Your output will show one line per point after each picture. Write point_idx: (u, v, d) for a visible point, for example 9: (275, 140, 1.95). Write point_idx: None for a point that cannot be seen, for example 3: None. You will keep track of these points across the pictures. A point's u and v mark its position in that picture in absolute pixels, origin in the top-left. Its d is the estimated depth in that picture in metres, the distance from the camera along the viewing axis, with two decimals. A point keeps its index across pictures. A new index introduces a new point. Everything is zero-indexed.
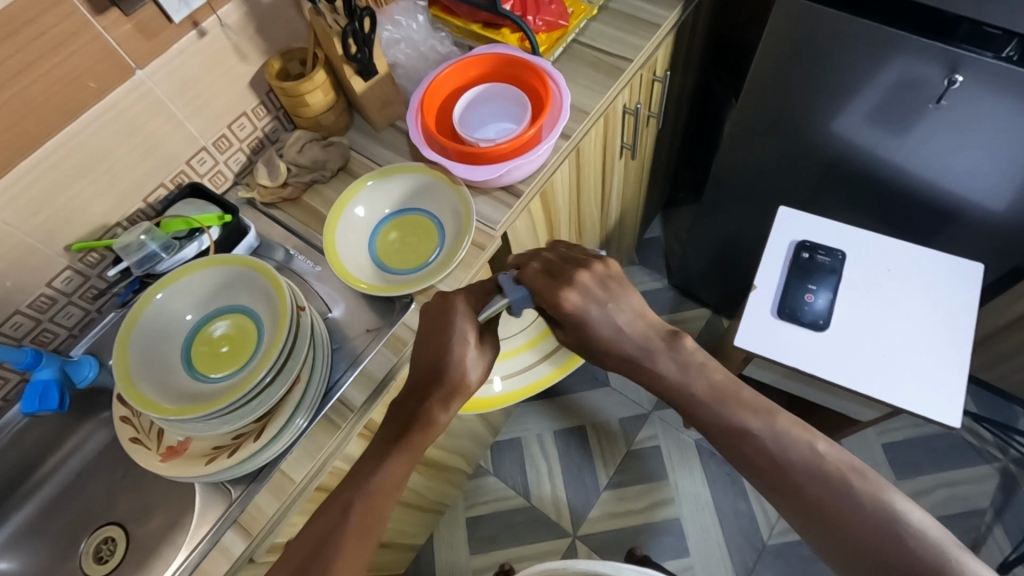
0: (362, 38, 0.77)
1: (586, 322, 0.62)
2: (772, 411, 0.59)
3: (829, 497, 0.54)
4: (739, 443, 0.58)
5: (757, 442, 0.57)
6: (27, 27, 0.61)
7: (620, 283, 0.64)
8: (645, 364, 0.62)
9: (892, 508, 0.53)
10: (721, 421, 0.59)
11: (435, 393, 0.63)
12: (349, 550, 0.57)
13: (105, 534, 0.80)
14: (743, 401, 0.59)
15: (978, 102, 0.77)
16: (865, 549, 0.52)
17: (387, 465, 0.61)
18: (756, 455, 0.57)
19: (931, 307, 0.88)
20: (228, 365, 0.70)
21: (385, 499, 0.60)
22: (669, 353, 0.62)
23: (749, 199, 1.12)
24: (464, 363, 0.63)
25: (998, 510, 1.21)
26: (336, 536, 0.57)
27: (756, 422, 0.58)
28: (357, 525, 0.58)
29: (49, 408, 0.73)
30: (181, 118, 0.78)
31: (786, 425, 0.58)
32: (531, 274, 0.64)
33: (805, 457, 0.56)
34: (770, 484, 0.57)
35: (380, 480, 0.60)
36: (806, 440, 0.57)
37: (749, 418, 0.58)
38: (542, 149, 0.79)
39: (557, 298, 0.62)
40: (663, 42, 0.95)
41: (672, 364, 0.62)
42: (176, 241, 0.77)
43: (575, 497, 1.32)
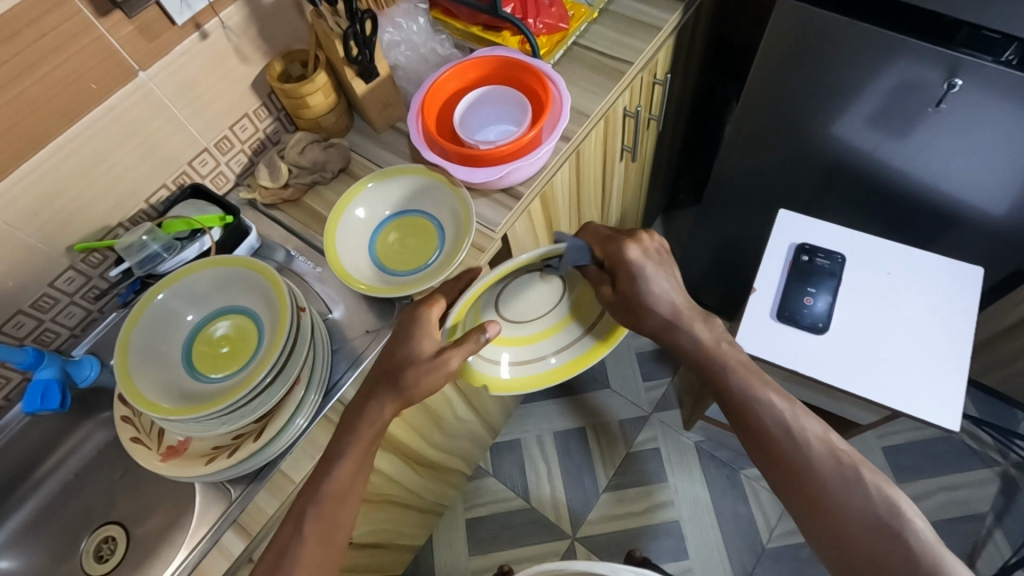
0: (362, 40, 0.78)
1: (641, 274, 0.71)
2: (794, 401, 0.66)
3: (830, 484, 0.60)
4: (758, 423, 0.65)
5: (779, 427, 0.65)
6: (27, 29, 0.62)
7: (668, 256, 0.74)
8: (681, 328, 0.72)
9: (891, 500, 0.58)
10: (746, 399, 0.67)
11: (382, 392, 0.65)
12: (305, 554, 0.62)
13: (106, 533, 0.80)
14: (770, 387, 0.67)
15: (977, 107, 0.77)
16: (854, 533, 0.58)
17: (337, 468, 0.64)
18: (773, 436, 0.64)
19: (929, 310, 0.88)
20: (228, 365, 0.70)
21: (339, 500, 0.64)
22: (706, 325, 0.72)
23: (750, 202, 1.12)
24: (419, 370, 0.63)
25: (999, 515, 1.21)
26: (291, 542, 0.62)
27: (780, 403, 0.66)
28: (316, 527, 0.63)
29: (49, 408, 0.74)
30: (182, 120, 0.79)
31: (806, 419, 0.65)
32: (595, 228, 0.78)
33: (821, 445, 0.63)
34: (778, 464, 0.64)
35: (331, 487, 0.63)
36: (823, 434, 0.64)
37: (775, 398, 0.66)
38: (541, 151, 0.79)
39: (620, 248, 0.73)
40: (663, 45, 0.95)
41: (707, 333, 0.72)
42: (177, 242, 0.78)
43: (575, 499, 1.32)
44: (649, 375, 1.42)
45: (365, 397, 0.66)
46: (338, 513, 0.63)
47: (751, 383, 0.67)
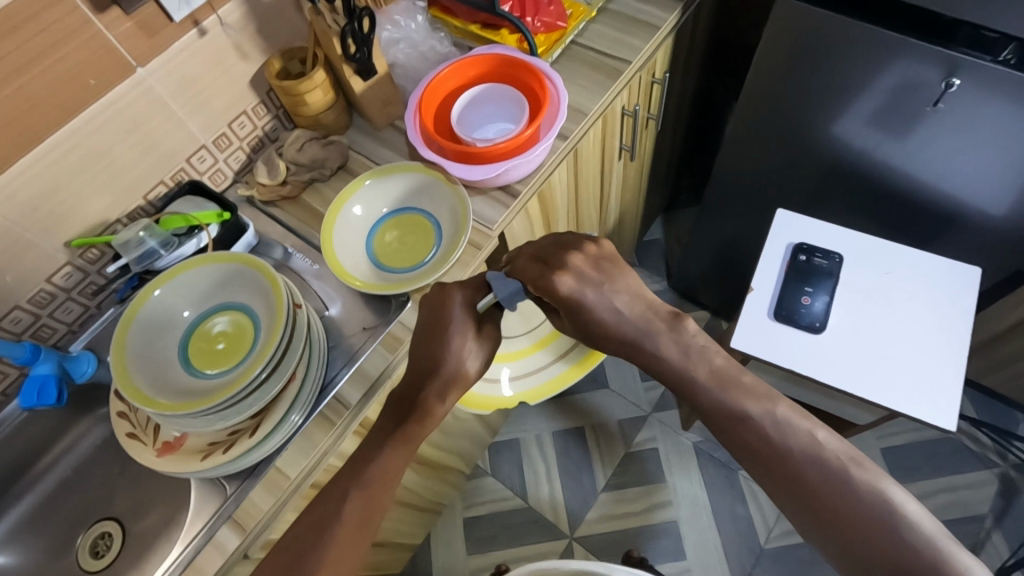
0: (360, 37, 0.78)
1: (592, 297, 0.59)
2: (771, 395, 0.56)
3: (828, 491, 0.53)
4: (738, 429, 0.56)
5: (758, 431, 0.56)
6: (26, 25, 0.62)
7: (615, 263, 0.61)
8: (647, 347, 0.59)
9: (891, 502, 0.52)
10: (721, 407, 0.57)
11: (432, 381, 0.62)
12: (342, 541, 0.57)
13: (103, 529, 0.80)
14: (742, 384, 0.58)
15: (976, 105, 0.77)
16: (860, 543, 0.51)
17: (383, 455, 0.60)
18: (755, 441, 0.55)
19: (926, 310, 0.88)
20: (225, 361, 0.70)
21: (382, 489, 0.60)
22: (672, 334, 0.59)
23: (748, 201, 1.12)
24: (468, 355, 0.62)
25: (998, 516, 1.20)
26: (329, 527, 0.57)
27: (755, 407, 0.56)
28: (356, 515, 0.58)
29: (47, 403, 0.75)
30: (181, 116, 0.79)
31: (789, 417, 0.56)
32: (523, 264, 0.61)
33: (806, 445, 0.55)
34: (768, 473, 0.55)
35: (377, 470, 0.60)
36: (808, 429, 0.56)
37: (752, 404, 0.56)
38: (539, 148, 0.79)
39: (548, 282, 0.58)
40: (662, 43, 0.95)
41: (673, 346, 0.59)
42: (175, 239, 0.78)
43: (573, 499, 1.32)
44: (647, 375, 1.42)
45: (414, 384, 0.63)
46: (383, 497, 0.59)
47: (719, 381, 0.58)
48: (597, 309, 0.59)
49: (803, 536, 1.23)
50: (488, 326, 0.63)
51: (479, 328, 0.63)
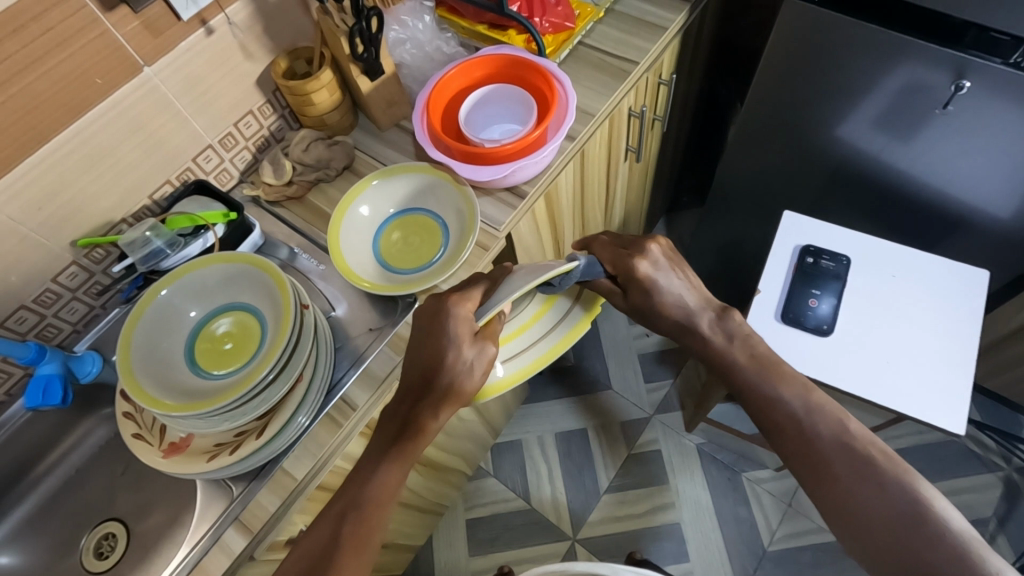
0: (368, 37, 0.77)
1: (659, 280, 0.67)
2: (808, 387, 0.63)
3: (848, 469, 0.58)
4: (770, 411, 0.63)
5: (791, 414, 0.62)
6: (32, 24, 0.62)
7: (680, 256, 0.70)
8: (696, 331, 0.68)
9: (912, 487, 0.56)
10: (760, 390, 0.64)
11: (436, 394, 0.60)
12: (345, 563, 0.57)
13: (106, 530, 0.80)
14: (783, 376, 0.64)
15: (984, 107, 0.77)
16: (873, 523, 0.55)
17: (382, 474, 0.60)
18: (786, 425, 0.62)
19: (933, 313, 0.88)
20: (231, 362, 0.70)
21: (380, 508, 0.60)
22: (717, 322, 0.68)
23: (753, 203, 1.12)
24: (464, 366, 0.59)
25: (1002, 519, 1.20)
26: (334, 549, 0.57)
27: (791, 395, 0.63)
28: (351, 537, 0.58)
29: (51, 403, 0.74)
30: (187, 116, 0.78)
31: (825, 410, 0.62)
32: (602, 246, 0.71)
33: (835, 432, 0.60)
34: (797, 454, 0.61)
35: (375, 488, 0.60)
36: (838, 419, 0.61)
37: (786, 388, 0.63)
38: (547, 150, 0.78)
39: (629, 263, 0.67)
40: (669, 45, 0.95)
41: (718, 333, 0.68)
42: (180, 239, 0.78)
43: (576, 501, 1.31)
44: (650, 376, 1.42)
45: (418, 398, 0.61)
46: (380, 518, 0.59)
47: (765, 377, 0.65)
48: (665, 291, 0.67)
49: (806, 539, 1.23)
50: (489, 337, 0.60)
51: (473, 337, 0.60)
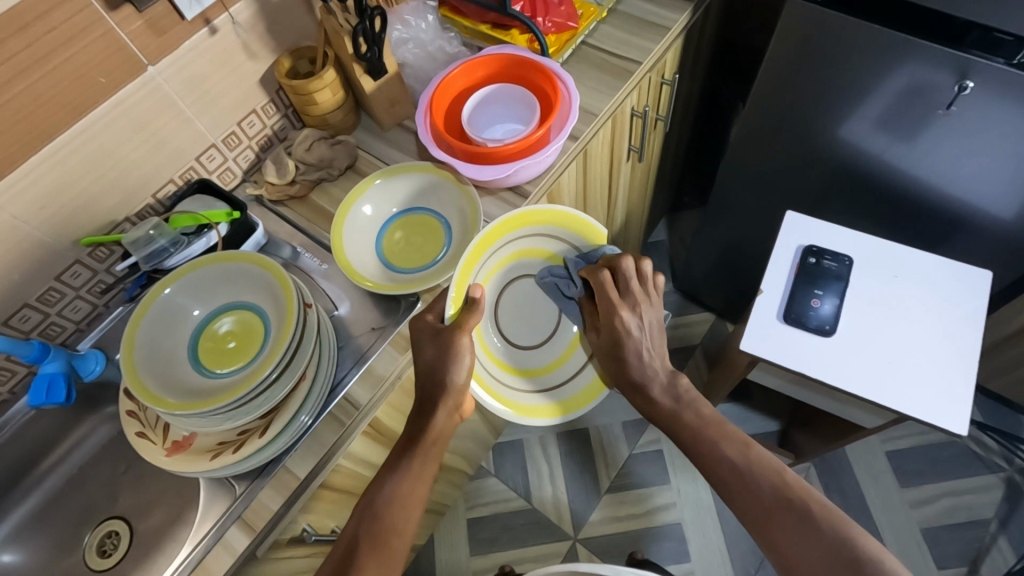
0: (371, 37, 0.77)
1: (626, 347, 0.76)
2: (746, 443, 0.69)
3: (781, 514, 0.63)
4: (716, 467, 0.69)
5: (732, 465, 0.68)
6: (38, 23, 0.62)
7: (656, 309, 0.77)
8: (645, 394, 0.77)
9: (844, 530, 0.60)
10: (700, 445, 0.71)
11: (435, 395, 0.69)
12: (367, 558, 0.61)
13: (108, 528, 0.80)
14: (724, 434, 0.71)
15: (986, 108, 0.77)
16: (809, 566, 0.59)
17: (393, 479, 0.67)
18: (729, 474, 0.68)
19: (936, 314, 0.88)
20: (234, 361, 0.70)
21: (398, 505, 0.65)
22: (667, 386, 0.77)
23: (756, 204, 1.12)
24: (449, 363, 0.68)
25: (1003, 520, 1.20)
26: (355, 551, 0.62)
27: (733, 452, 0.69)
28: (371, 536, 0.63)
29: (54, 402, 0.74)
30: (190, 115, 0.79)
31: (763, 463, 0.67)
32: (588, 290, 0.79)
33: (774, 483, 0.65)
34: (745, 505, 0.66)
35: (390, 488, 0.66)
36: (775, 471, 0.67)
37: (725, 447, 0.70)
38: (550, 149, 0.78)
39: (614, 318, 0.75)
40: (672, 45, 0.95)
41: (666, 395, 0.76)
42: (183, 238, 0.78)
43: (578, 501, 1.31)
44: None
45: (420, 406, 0.70)
46: (395, 512, 0.65)
47: (697, 432, 0.72)
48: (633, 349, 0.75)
49: None
50: (458, 328, 0.68)
51: (439, 342, 0.68)
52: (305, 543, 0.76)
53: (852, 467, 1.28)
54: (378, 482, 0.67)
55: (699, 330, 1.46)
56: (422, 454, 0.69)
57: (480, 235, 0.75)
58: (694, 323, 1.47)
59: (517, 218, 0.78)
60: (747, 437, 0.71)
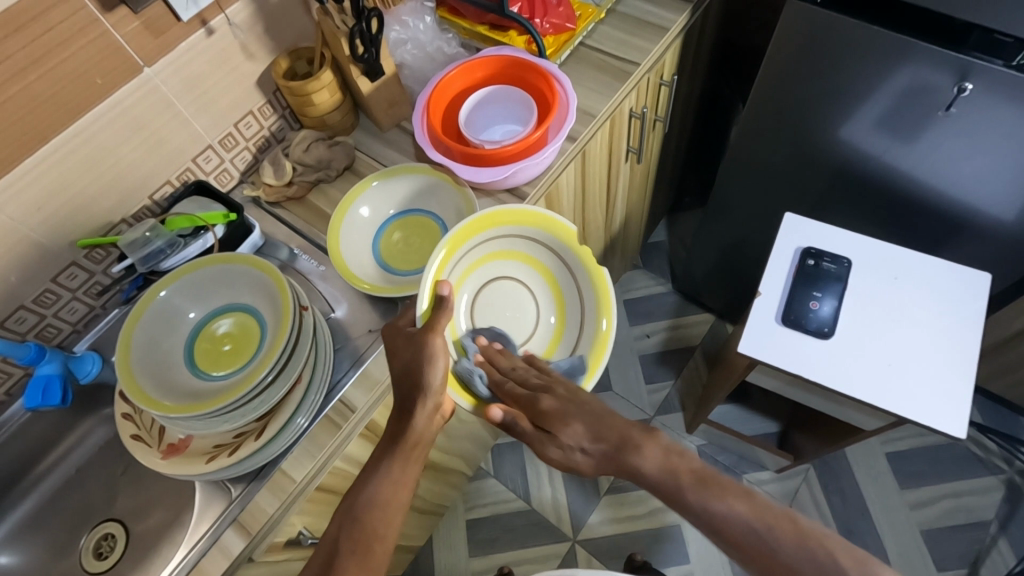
0: (368, 38, 0.77)
1: (576, 411, 0.69)
2: (749, 492, 0.56)
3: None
4: (725, 531, 0.55)
5: (746, 527, 0.54)
6: (33, 24, 0.62)
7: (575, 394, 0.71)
8: (629, 459, 0.63)
9: None
10: (703, 509, 0.57)
11: (413, 398, 0.67)
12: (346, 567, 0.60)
13: (105, 530, 0.80)
14: (724, 487, 0.57)
15: (986, 110, 0.76)
16: None
17: (375, 483, 0.65)
18: (747, 541, 0.54)
19: (934, 315, 0.88)
20: (231, 363, 0.70)
21: (379, 510, 0.64)
22: (652, 442, 0.63)
23: (756, 205, 1.12)
24: (422, 365, 0.66)
25: (1003, 522, 1.20)
26: (335, 558, 0.61)
27: (742, 506, 0.55)
28: (352, 542, 0.62)
29: (51, 403, 0.74)
30: (187, 116, 0.78)
31: (777, 515, 0.54)
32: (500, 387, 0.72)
33: (797, 540, 0.53)
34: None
35: (371, 493, 0.64)
36: (796, 526, 0.54)
37: (733, 500, 0.56)
38: (547, 151, 0.78)
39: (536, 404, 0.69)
40: (671, 46, 0.95)
41: (655, 453, 0.62)
42: (180, 239, 0.77)
43: (576, 503, 1.31)
44: (651, 377, 1.41)
45: (400, 408, 0.68)
46: (374, 519, 0.63)
47: (695, 491, 0.58)
48: (582, 416, 0.68)
49: None
50: (429, 330, 0.66)
51: (415, 344, 0.67)
52: (302, 546, 0.76)
53: (852, 469, 1.27)
54: (361, 485, 0.66)
55: (697, 331, 1.46)
56: (403, 457, 0.67)
57: (445, 240, 0.73)
58: (693, 324, 1.47)
59: (486, 219, 0.75)
60: (752, 486, 0.57)
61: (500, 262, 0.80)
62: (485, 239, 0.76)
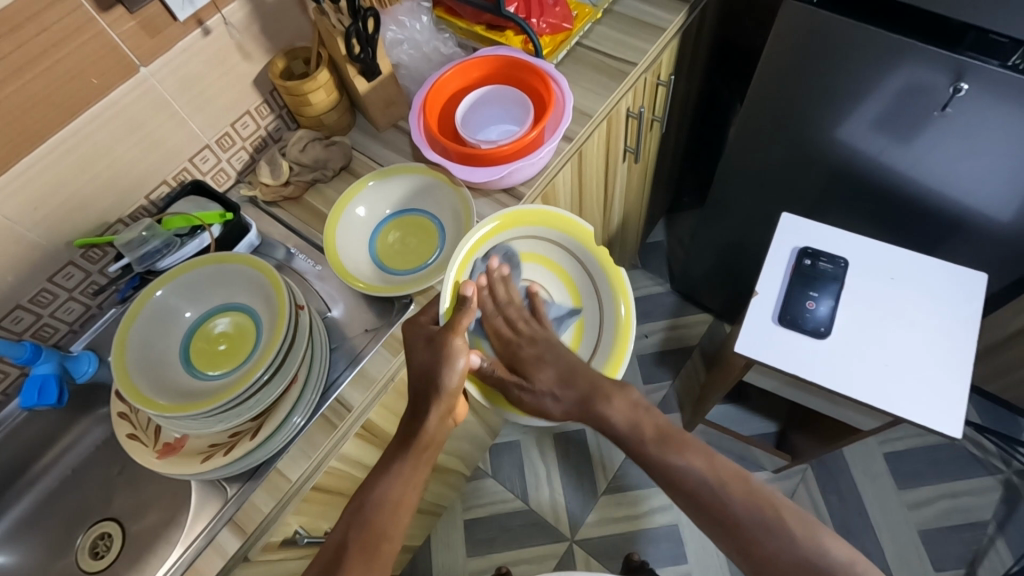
0: (364, 38, 0.77)
1: (552, 359, 0.72)
2: (711, 453, 0.66)
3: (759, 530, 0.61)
4: (678, 484, 0.65)
5: (698, 480, 0.64)
6: (28, 24, 0.62)
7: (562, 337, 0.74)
8: (598, 407, 0.69)
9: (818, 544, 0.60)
10: (662, 464, 0.66)
11: (427, 400, 0.67)
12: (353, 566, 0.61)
13: (102, 530, 0.80)
14: (683, 446, 0.66)
15: (981, 110, 0.76)
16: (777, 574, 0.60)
17: (383, 483, 0.66)
18: (699, 491, 0.64)
19: (930, 315, 0.88)
20: (227, 363, 0.70)
21: (388, 510, 0.64)
22: (620, 399, 0.69)
23: (753, 205, 1.12)
24: (441, 367, 0.66)
25: (1001, 522, 1.20)
26: (343, 557, 0.61)
27: (698, 462, 0.65)
28: (360, 541, 0.62)
29: (47, 403, 0.75)
30: (183, 116, 0.78)
31: (728, 472, 0.64)
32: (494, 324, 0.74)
33: (745, 494, 0.63)
34: (724, 528, 0.63)
35: (379, 495, 0.65)
36: (743, 479, 0.64)
37: (691, 459, 0.65)
38: (543, 151, 0.78)
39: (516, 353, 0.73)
40: (667, 46, 0.95)
41: (621, 410, 0.69)
42: (176, 239, 0.77)
43: (575, 503, 1.31)
44: (649, 377, 1.41)
45: (414, 409, 0.68)
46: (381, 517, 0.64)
47: (660, 449, 0.66)
48: (556, 363, 0.72)
49: None
50: (451, 331, 0.66)
51: (434, 345, 0.66)
52: (298, 545, 0.76)
53: (850, 469, 1.27)
54: (367, 486, 0.66)
55: (695, 330, 1.46)
56: (413, 457, 0.67)
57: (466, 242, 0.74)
58: (691, 324, 1.47)
59: (500, 221, 0.76)
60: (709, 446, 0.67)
61: (518, 266, 0.79)
62: (503, 243, 0.76)
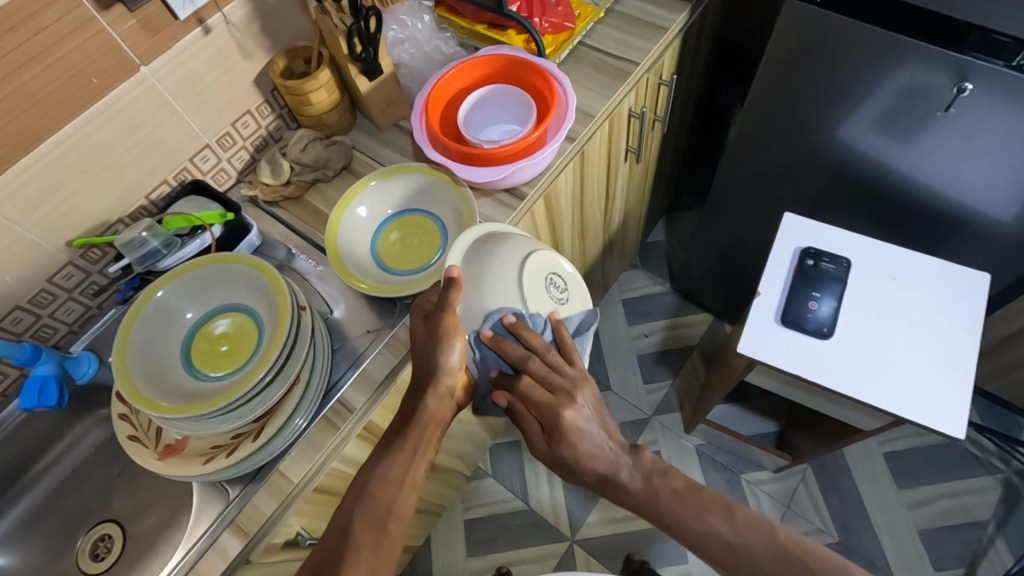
0: (367, 37, 0.77)
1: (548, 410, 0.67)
2: (729, 507, 0.65)
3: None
4: (703, 543, 0.65)
5: (723, 540, 0.64)
6: (27, 23, 0.61)
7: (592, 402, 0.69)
8: (614, 479, 0.69)
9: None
10: (689, 528, 0.65)
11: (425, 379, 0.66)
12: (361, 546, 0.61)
13: (102, 531, 0.80)
14: (703, 501, 0.66)
15: (986, 112, 0.76)
16: None
17: (388, 460, 0.66)
18: (723, 554, 0.64)
19: (933, 315, 0.88)
20: (228, 363, 0.70)
21: (393, 490, 0.65)
22: (634, 466, 0.69)
23: (754, 205, 1.12)
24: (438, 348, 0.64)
25: (1001, 522, 1.20)
26: (350, 530, 0.63)
27: (719, 524, 0.64)
28: (367, 520, 0.63)
29: (47, 404, 0.74)
30: (184, 115, 0.78)
31: (747, 524, 0.64)
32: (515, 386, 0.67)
33: (769, 543, 0.62)
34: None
35: (381, 475, 0.65)
36: (766, 530, 0.63)
37: (713, 521, 0.64)
38: (546, 151, 0.78)
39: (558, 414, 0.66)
40: (670, 45, 0.95)
41: (636, 475, 0.69)
42: (177, 239, 0.77)
43: (575, 503, 1.31)
44: (650, 378, 1.41)
45: (417, 385, 0.68)
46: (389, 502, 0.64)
47: (675, 512, 0.66)
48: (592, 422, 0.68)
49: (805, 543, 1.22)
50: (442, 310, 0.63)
51: (427, 324, 0.65)
52: (300, 546, 0.76)
53: (850, 469, 1.27)
54: (371, 465, 0.67)
55: (696, 330, 1.46)
56: (417, 436, 0.67)
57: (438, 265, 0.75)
58: (691, 324, 1.46)
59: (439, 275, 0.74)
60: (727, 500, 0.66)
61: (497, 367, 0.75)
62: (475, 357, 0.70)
